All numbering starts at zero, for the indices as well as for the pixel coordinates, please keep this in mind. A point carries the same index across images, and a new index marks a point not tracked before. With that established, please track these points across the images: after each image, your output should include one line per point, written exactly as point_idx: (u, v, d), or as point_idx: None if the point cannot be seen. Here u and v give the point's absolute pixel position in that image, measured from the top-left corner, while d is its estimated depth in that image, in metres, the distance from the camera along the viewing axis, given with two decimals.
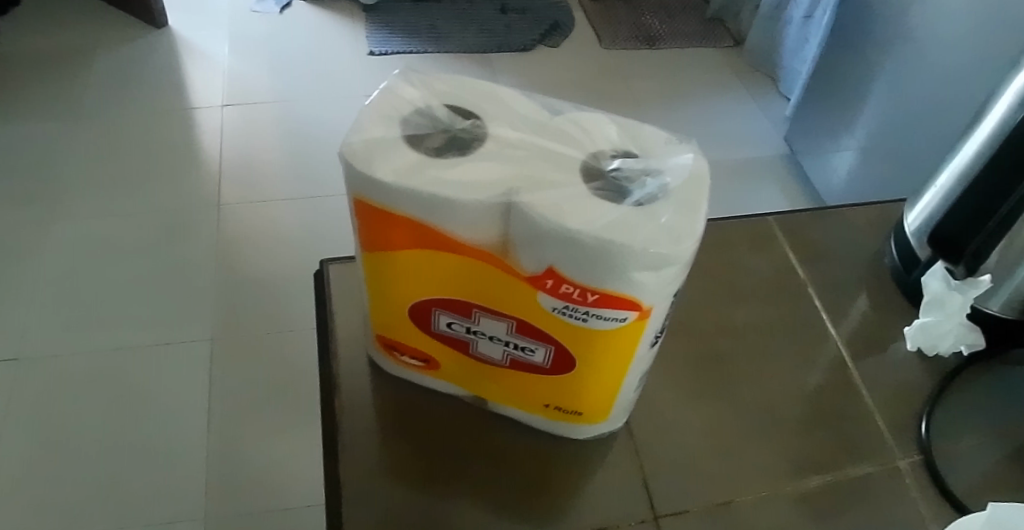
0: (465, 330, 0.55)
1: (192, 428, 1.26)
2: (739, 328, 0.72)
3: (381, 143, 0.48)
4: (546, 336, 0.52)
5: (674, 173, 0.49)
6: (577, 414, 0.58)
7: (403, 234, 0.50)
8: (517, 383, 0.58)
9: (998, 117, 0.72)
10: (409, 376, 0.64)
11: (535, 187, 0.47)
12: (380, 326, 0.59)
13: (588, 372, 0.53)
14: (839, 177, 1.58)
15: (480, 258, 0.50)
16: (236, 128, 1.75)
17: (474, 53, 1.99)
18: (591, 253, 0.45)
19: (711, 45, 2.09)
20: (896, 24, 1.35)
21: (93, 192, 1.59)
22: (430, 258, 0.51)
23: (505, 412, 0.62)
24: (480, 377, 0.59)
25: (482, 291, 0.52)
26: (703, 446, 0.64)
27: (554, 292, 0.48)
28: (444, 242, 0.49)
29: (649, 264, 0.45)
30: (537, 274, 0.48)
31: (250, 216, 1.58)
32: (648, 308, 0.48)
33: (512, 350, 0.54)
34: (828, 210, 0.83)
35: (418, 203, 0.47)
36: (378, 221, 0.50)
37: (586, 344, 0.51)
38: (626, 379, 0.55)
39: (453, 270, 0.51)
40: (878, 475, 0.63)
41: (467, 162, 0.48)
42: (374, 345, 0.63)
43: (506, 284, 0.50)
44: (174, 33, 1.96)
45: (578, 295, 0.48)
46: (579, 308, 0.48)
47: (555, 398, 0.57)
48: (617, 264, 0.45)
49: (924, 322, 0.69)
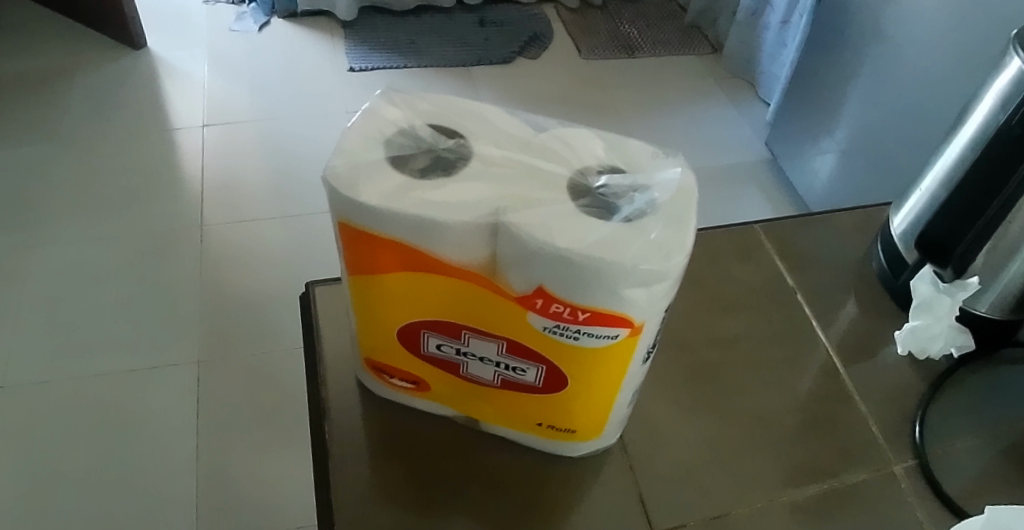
0: (455, 353, 0.54)
1: (181, 451, 1.24)
2: (730, 338, 0.72)
3: (365, 166, 0.48)
4: (537, 355, 0.51)
5: (662, 188, 0.48)
6: (571, 432, 0.58)
7: (391, 256, 0.49)
8: (509, 403, 0.57)
9: (980, 118, 0.71)
10: (399, 398, 0.63)
11: (521, 204, 0.47)
12: (367, 349, 0.59)
13: (580, 390, 0.53)
14: (821, 179, 1.59)
15: (470, 278, 0.49)
16: (218, 147, 1.74)
17: (453, 67, 1.99)
18: (580, 271, 0.45)
19: (690, 53, 2.10)
20: (873, 27, 1.37)
21: (75, 217, 1.57)
22: (420, 280, 0.50)
23: (498, 432, 0.61)
24: (471, 397, 0.58)
25: (472, 310, 0.51)
26: (698, 458, 0.64)
27: (545, 311, 0.48)
28: (432, 263, 0.49)
29: (638, 282, 0.44)
30: (526, 294, 0.48)
31: (234, 236, 1.56)
32: (641, 324, 0.47)
33: (503, 371, 0.54)
34: (813, 217, 0.83)
35: (405, 226, 0.47)
36: (364, 245, 0.49)
37: (577, 362, 0.50)
38: (619, 395, 0.54)
39: (443, 292, 0.51)
40: (874, 481, 0.63)
41: (453, 183, 0.48)
42: (361, 366, 0.62)
43: (495, 304, 0.50)
44: (152, 54, 1.94)
45: (568, 314, 0.47)
46: (571, 327, 0.48)
47: (547, 417, 0.57)
48: (606, 282, 0.44)
49: (914, 325, 0.69)
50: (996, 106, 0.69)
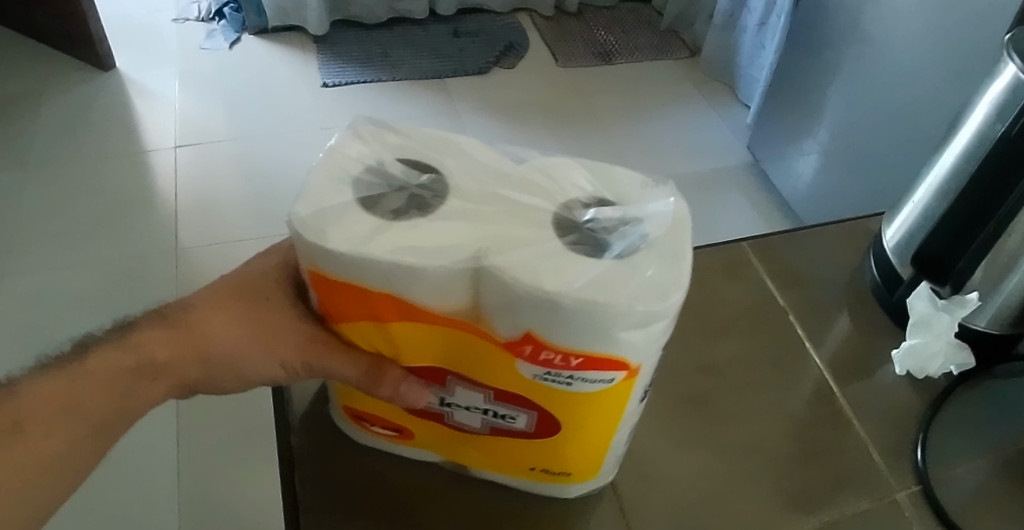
0: (440, 402, 0.51)
1: (158, 483, 1.19)
2: (721, 366, 0.68)
3: (331, 209, 0.44)
4: (527, 402, 0.48)
5: (655, 221, 0.45)
6: (565, 475, 0.54)
7: (371, 303, 0.46)
8: (498, 450, 0.53)
9: (974, 127, 0.69)
10: (380, 445, 0.59)
11: (502, 245, 0.43)
12: (346, 397, 0.55)
13: (574, 434, 0.49)
14: (805, 181, 1.57)
15: (453, 327, 0.46)
16: (191, 169, 1.69)
17: (428, 78, 1.96)
18: (571, 317, 0.41)
19: (668, 57, 2.08)
20: (853, 28, 1.35)
21: (47, 244, 1.52)
22: (401, 328, 0.47)
23: (487, 477, 0.58)
24: (458, 445, 0.54)
25: (459, 356, 0.47)
26: (694, 494, 0.60)
27: (534, 358, 0.44)
28: (411, 313, 0.45)
29: (634, 325, 0.41)
30: (513, 342, 0.44)
31: (209, 259, 1.52)
32: (638, 366, 0.44)
33: (491, 418, 0.50)
34: (801, 231, 0.80)
35: (379, 274, 0.43)
36: (337, 293, 0.46)
37: (569, 409, 0.47)
38: (615, 438, 0.51)
39: (428, 342, 0.47)
40: (877, 510, 0.60)
41: (427, 223, 0.44)
42: (339, 411, 0.58)
43: (481, 352, 0.46)
44: (122, 75, 1.89)
45: (560, 360, 0.44)
46: (563, 373, 0.45)
47: (541, 462, 0.53)
48: (599, 326, 0.41)
49: (911, 344, 0.67)
50: (991, 115, 0.66)
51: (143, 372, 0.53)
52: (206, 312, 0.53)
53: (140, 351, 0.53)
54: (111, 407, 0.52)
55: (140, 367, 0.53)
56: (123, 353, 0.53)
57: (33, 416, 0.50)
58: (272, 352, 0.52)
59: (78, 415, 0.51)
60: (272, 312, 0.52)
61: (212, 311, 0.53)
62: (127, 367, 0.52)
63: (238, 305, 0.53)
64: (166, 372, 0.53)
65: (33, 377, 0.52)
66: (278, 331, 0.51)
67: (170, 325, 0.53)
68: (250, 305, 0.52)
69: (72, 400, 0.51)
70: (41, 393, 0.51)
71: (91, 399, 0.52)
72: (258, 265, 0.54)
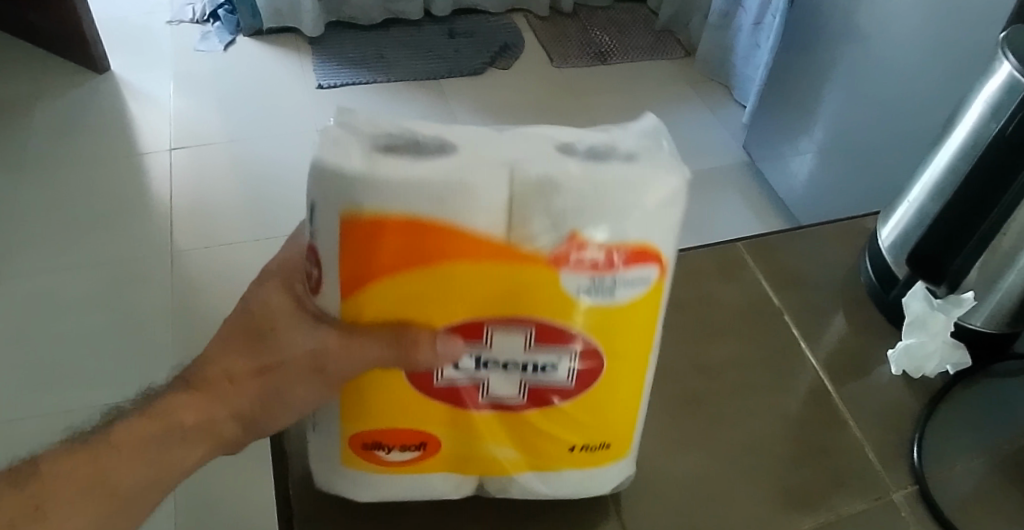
0: (472, 367, 0.44)
1: None
2: (716, 367, 0.68)
3: (348, 143, 0.38)
4: (571, 337, 0.43)
5: (643, 124, 0.44)
6: (608, 449, 0.48)
7: (398, 243, 0.39)
8: (531, 434, 0.46)
9: (970, 124, 0.69)
10: (390, 486, 0.48)
11: (526, 149, 0.39)
12: (355, 414, 0.45)
13: (618, 370, 0.45)
14: (800, 180, 1.57)
15: (485, 259, 0.40)
16: (186, 171, 1.69)
17: (424, 79, 1.96)
18: (611, 196, 0.38)
19: (664, 57, 2.08)
20: (847, 28, 1.35)
21: (42, 248, 1.52)
22: (429, 273, 0.41)
23: (515, 494, 0.50)
24: (492, 438, 0.47)
25: (491, 299, 0.42)
26: (690, 494, 0.60)
27: (579, 264, 0.40)
28: (443, 246, 0.39)
29: (674, 191, 0.39)
30: (557, 251, 0.40)
31: (205, 261, 1.51)
32: (671, 260, 0.42)
33: (528, 376, 0.45)
34: (795, 231, 0.80)
35: (412, 193, 0.37)
36: (356, 243, 0.39)
37: (614, 333, 0.43)
38: (650, 380, 0.47)
39: (456, 287, 0.41)
40: (874, 511, 0.59)
41: (444, 143, 0.39)
42: (338, 448, 0.47)
43: (515, 283, 0.41)
44: (116, 77, 1.89)
45: (603, 260, 0.40)
46: (608, 277, 0.41)
47: (582, 438, 0.47)
48: (641, 195, 0.39)
49: (907, 344, 0.67)
50: (986, 113, 0.67)
51: (168, 437, 0.46)
52: (220, 360, 0.46)
53: (166, 417, 0.46)
54: (138, 480, 0.46)
55: (169, 434, 0.46)
56: (150, 421, 0.46)
57: (53, 502, 0.44)
58: (298, 382, 0.44)
59: (107, 495, 0.45)
60: (285, 339, 0.44)
61: (225, 355, 0.46)
62: (155, 436, 0.46)
63: (248, 344, 0.46)
64: (197, 432, 0.46)
65: (54, 458, 0.46)
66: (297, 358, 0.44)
67: (189, 384, 0.46)
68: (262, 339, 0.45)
69: (101, 480, 0.45)
70: (62, 478, 0.45)
71: (114, 473, 0.45)
72: (257, 295, 0.46)
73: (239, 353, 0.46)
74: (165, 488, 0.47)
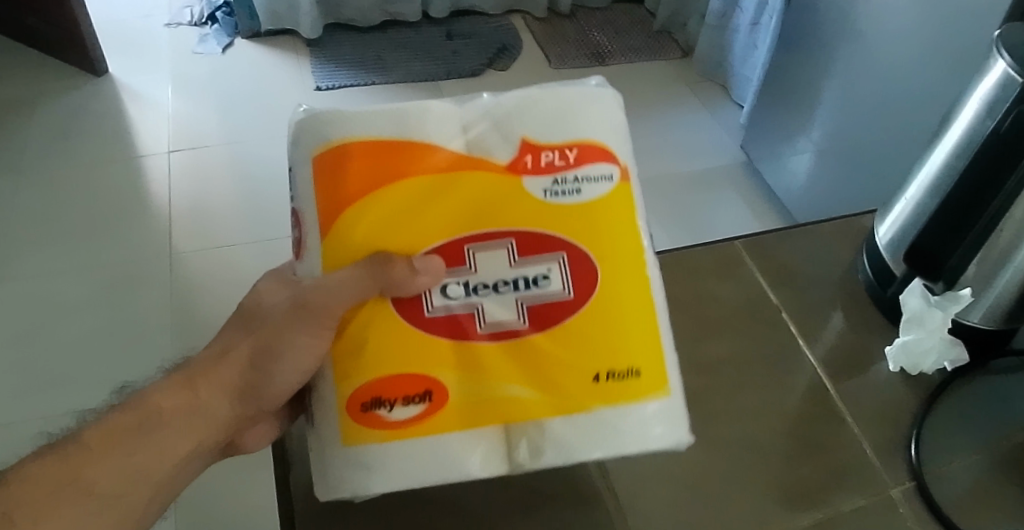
0: (467, 290, 0.51)
1: None
2: (714, 364, 0.68)
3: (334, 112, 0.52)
4: (551, 242, 0.52)
5: None
6: (631, 379, 0.50)
7: (380, 175, 0.51)
8: (541, 361, 0.51)
9: (965, 123, 0.69)
10: (398, 458, 0.49)
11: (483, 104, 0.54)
12: (349, 369, 0.49)
13: (609, 274, 0.51)
14: (798, 179, 1.57)
15: (465, 175, 0.52)
16: (184, 174, 1.69)
17: (422, 81, 1.96)
18: (553, 108, 0.52)
19: (662, 58, 2.08)
20: (845, 27, 1.34)
21: (41, 250, 1.52)
22: (416, 198, 0.51)
23: (542, 457, 0.49)
24: (498, 370, 0.50)
25: (475, 214, 0.52)
26: (689, 490, 0.60)
27: (538, 166, 0.52)
28: (424, 162, 0.51)
29: (598, 100, 0.53)
30: (515, 158, 0.52)
31: (204, 262, 1.51)
32: (626, 163, 0.53)
33: (523, 292, 0.51)
34: (793, 228, 0.80)
35: (389, 119, 0.51)
36: (352, 167, 0.50)
37: (590, 229, 0.51)
38: (655, 294, 0.52)
39: (444, 207, 0.51)
40: (872, 507, 0.60)
41: None
42: (338, 425, 0.49)
43: (493, 194, 0.52)
44: (114, 80, 1.89)
45: (559, 159, 0.52)
46: (567, 175, 0.52)
47: (595, 360, 0.50)
48: (574, 108, 0.52)
49: (905, 341, 0.67)
50: (981, 111, 0.67)
51: (147, 426, 0.51)
52: (208, 349, 0.54)
53: (147, 406, 0.52)
54: (121, 471, 0.51)
55: (147, 421, 0.52)
56: (131, 411, 0.52)
57: (38, 490, 0.49)
58: (270, 351, 0.51)
59: (86, 485, 0.50)
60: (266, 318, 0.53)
61: (215, 343, 0.54)
62: (134, 424, 0.51)
63: (237, 330, 0.54)
64: (176, 417, 0.52)
65: (44, 453, 0.51)
66: (274, 329, 0.52)
67: (174, 374, 0.53)
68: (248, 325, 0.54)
69: (83, 470, 0.50)
70: (48, 468, 0.50)
71: (96, 462, 0.50)
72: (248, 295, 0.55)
73: (227, 341, 0.54)
74: (142, 480, 0.51)
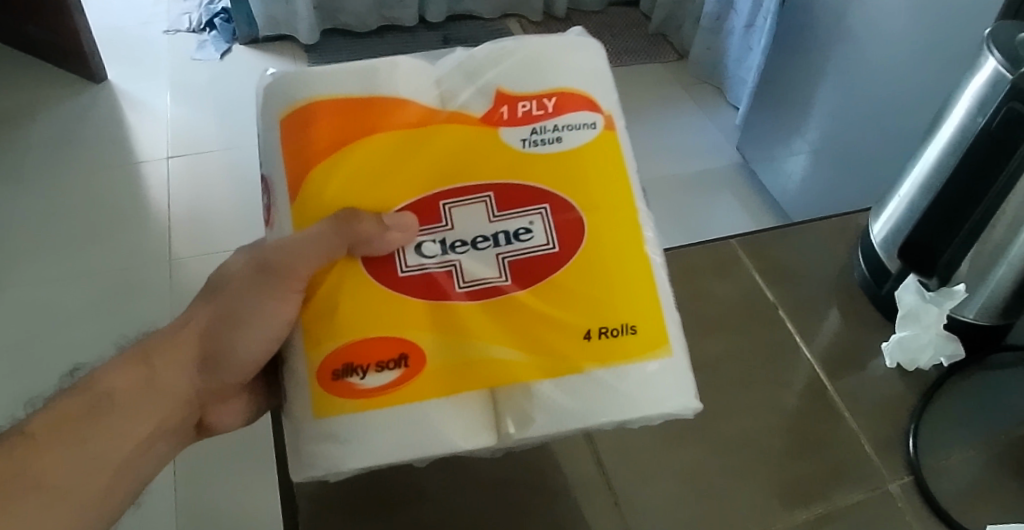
0: (445, 247, 0.52)
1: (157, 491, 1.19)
2: (713, 362, 0.69)
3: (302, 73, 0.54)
4: (532, 196, 0.53)
5: None
6: (627, 335, 0.51)
7: (348, 134, 0.52)
8: (527, 319, 0.51)
9: (956, 121, 0.70)
10: (376, 426, 0.48)
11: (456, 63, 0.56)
12: (321, 334, 0.50)
13: (596, 226, 0.52)
14: (795, 180, 1.58)
15: (439, 129, 0.53)
16: (182, 180, 1.69)
17: None
18: (528, 58, 0.54)
19: (657, 60, 2.09)
20: (839, 30, 1.36)
21: (42, 257, 1.52)
22: (387, 157, 0.53)
23: (530, 429, 0.49)
24: (480, 329, 0.51)
25: (449, 170, 0.53)
26: (688, 486, 0.61)
27: (514, 117, 0.53)
28: (397, 117, 0.53)
29: (571, 50, 0.55)
30: (490, 109, 0.54)
31: (203, 267, 1.52)
32: (607, 111, 0.54)
33: (504, 249, 0.52)
34: (788, 227, 0.81)
35: (357, 76, 0.53)
36: (324, 124, 0.52)
37: (572, 181, 0.53)
38: (648, 246, 0.53)
39: (417, 164, 0.53)
40: (870, 501, 0.60)
41: None
42: (310, 394, 0.49)
43: (471, 149, 0.53)
44: (113, 87, 1.89)
45: (536, 108, 0.53)
46: (546, 124, 0.53)
47: (587, 316, 0.51)
48: (548, 58, 0.54)
49: (901, 336, 0.68)
50: (972, 109, 0.68)
51: (100, 410, 0.52)
52: (165, 329, 0.56)
53: (99, 388, 0.52)
54: (72, 459, 0.50)
55: (101, 405, 0.52)
56: (81, 397, 0.52)
57: None
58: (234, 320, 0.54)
59: (33, 480, 0.48)
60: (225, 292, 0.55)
61: (173, 321, 0.56)
62: (85, 410, 0.51)
63: (196, 305, 0.56)
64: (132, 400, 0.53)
65: None
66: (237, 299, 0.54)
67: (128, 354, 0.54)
68: (206, 301, 0.56)
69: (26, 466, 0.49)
70: None
71: (44, 456, 0.49)
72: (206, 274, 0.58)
73: (189, 312, 0.56)
74: (94, 470, 0.51)
